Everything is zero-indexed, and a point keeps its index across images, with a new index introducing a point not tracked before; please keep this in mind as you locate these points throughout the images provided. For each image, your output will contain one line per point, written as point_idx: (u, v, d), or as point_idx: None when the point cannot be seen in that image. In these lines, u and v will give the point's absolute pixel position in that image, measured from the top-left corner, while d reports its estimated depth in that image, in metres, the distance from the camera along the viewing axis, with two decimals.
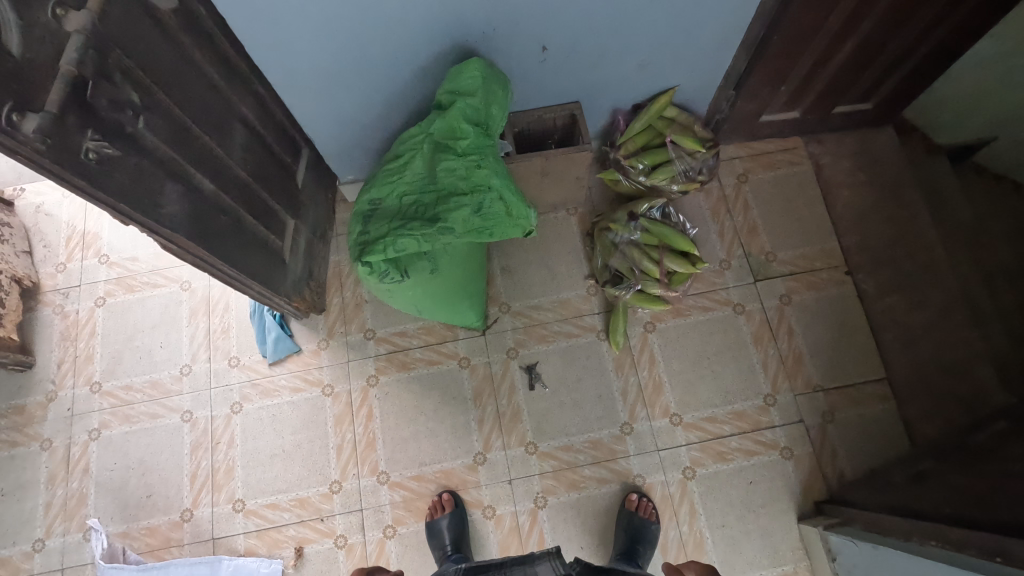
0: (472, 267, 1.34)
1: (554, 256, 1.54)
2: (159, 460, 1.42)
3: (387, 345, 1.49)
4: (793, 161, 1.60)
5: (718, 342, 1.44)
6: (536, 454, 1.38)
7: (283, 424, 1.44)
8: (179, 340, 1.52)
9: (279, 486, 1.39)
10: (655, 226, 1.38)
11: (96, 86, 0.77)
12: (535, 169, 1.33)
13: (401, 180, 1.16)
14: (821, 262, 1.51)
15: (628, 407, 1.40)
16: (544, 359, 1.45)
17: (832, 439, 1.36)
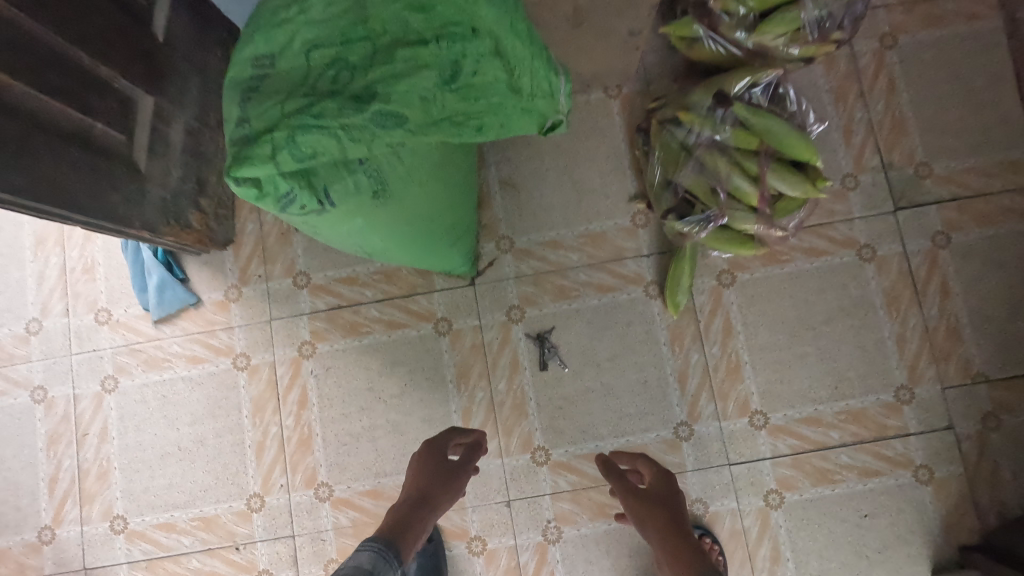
0: (455, 189, 0.82)
1: (583, 164, 0.99)
2: (3, 458, 0.99)
3: (329, 298, 0.99)
4: (974, 12, 0.99)
5: (831, 305, 0.94)
6: (548, 465, 0.94)
7: (178, 411, 0.98)
8: (20, 282, 1.03)
9: (175, 500, 0.96)
10: (757, 119, 0.83)
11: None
12: (563, 8, 0.75)
13: (307, 18, 0.60)
14: (1003, 181, 0.96)
15: (687, 401, 0.94)
16: (563, 324, 0.96)
17: (992, 456, 0.91)
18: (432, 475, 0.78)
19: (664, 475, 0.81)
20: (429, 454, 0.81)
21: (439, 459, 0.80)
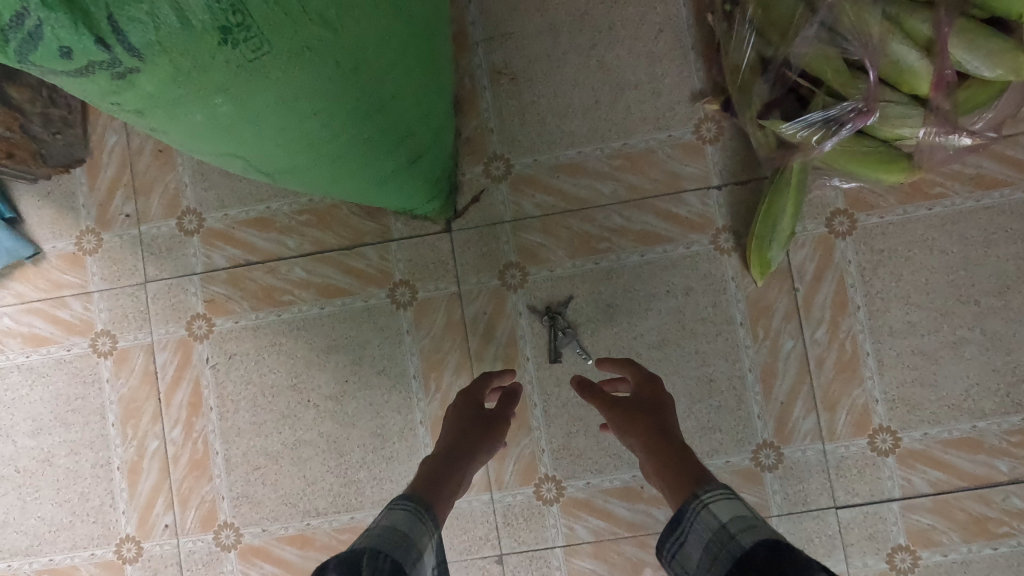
0: (417, 61, 0.46)
1: (619, 44, 0.64)
2: None
3: (231, 249, 0.66)
4: None
5: (1006, 267, 0.60)
6: (559, 503, 0.62)
7: (15, 415, 0.67)
8: None
9: (14, 543, 0.66)
10: None
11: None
12: None
13: None
14: None
15: (773, 411, 0.61)
16: (584, 292, 0.63)
17: None
18: (465, 422, 0.51)
19: (638, 368, 0.54)
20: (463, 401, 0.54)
21: (477, 405, 0.53)
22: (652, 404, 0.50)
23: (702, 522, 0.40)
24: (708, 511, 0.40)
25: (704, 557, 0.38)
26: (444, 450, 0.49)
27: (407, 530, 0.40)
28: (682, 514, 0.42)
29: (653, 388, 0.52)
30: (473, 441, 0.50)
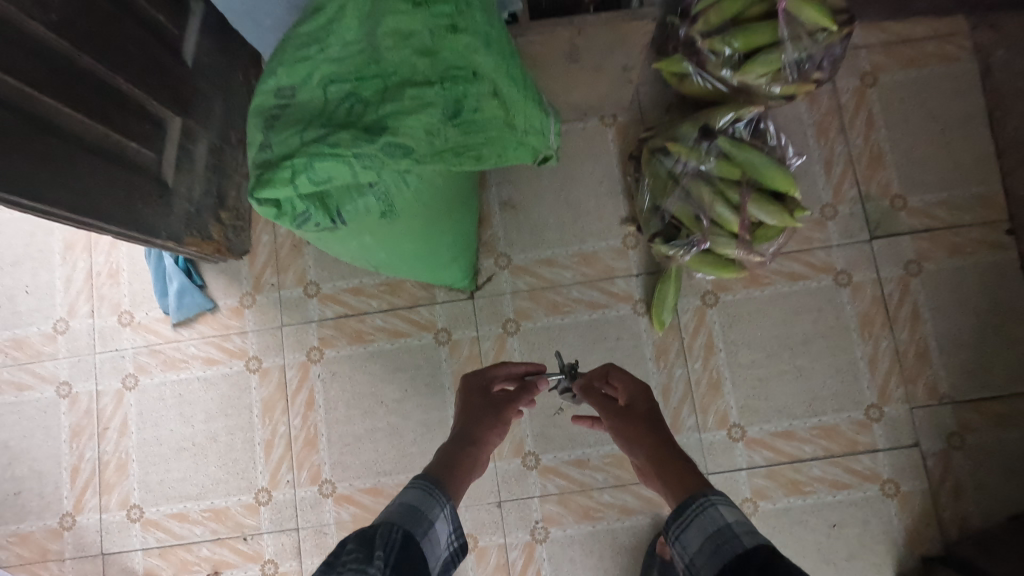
0: (454, 204, 0.87)
1: (577, 187, 1.06)
2: (29, 448, 1.06)
3: (336, 306, 1.06)
4: (948, 55, 1.05)
5: (808, 327, 1.00)
6: (537, 469, 0.99)
7: (193, 409, 1.05)
8: (51, 285, 1.10)
9: (187, 492, 1.03)
10: (739, 151, 0.89)
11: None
12: (557, 46, 0.81)
13: (322, 53, 0.66)
14: (970, 215, 1.02)
15: (670, 413, 1.00)
16: (555, 336, 1.03)
17: (958, 473, 0.96)
18: (481, 410, 0.76)
19: (635, 386, 0.74)
20: (468, 387, 0.79)
21: (484, 394, 0.78)
22: (651, 421, 0.69)
23: (709, 515, 0.56)
24: (713, 511, 0.56)
25: (705, 541, 0.55)
26: (461, 432, 0.74)
27: (419, 507, 0.61)
28: (692, 505, 0.58)
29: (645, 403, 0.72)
30: (477, 427, 0.74)
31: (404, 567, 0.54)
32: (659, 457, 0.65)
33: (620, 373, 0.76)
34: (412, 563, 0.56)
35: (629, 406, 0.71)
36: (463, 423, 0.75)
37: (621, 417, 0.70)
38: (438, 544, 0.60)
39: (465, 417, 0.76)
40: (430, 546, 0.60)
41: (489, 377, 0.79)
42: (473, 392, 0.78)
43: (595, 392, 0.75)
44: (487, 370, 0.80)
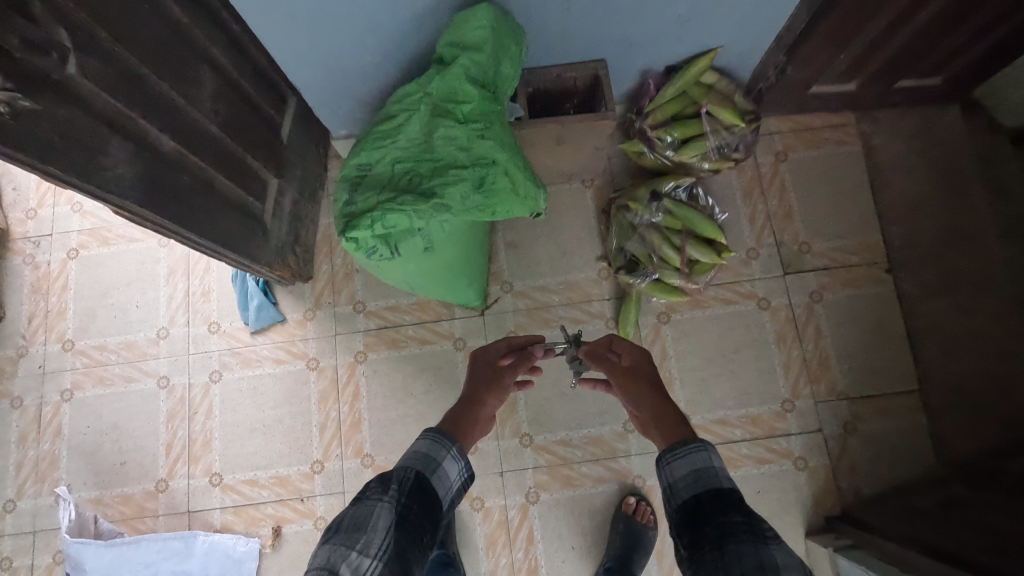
0: (472, 242, 1.20)
1: (564, 231, 1.39)
2: (134, 427, 1.35)
3: (378, 320, 1.38)
4: (840, 140, 1.41)
5: (738, 340, 1.32)
6: (531, 446, 1.29)
7: (264, 398, 1.35)
8: (155, 300, 1.42)
9: (258, 462, 1.32)
10: (679, 209, 1.24)
11: (2, 19, 0.60)
12: (548, 135, 1.16)
13: (395, 145, 1.01)
14: (859, 257, 1.35)
15: None
16: (546, 345, 1.34)
17: (852, 452, 1.26)
18: (488, 377, 0.96)
19: (636, 353, 0.90)
20: (478, 361, 0.99)
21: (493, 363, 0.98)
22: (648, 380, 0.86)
23: (700, 455, 0.67)
24: (705, 454, 0.67)
25: (693, 472, 0.66)
26: (468, 394, 0.93)
27: (429, 450, 0.78)
28: (687, 445, 0.69)
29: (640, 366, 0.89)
30: (480, 391, 0.93)
31: (416, 495, 0.73)
32: (657, 408, 0.81)
33: (621, 342, 0.93)
34: (424, 492, 0.74)
35: (628, 368, 0.89)
36: (473, 387, 0.94)
37: (624, 376, 0.87)
38: (447, 477, 0.78)
39: (473, 383, 0.95)
40: (440, 478, 0.78)
41: (494, 352, 1.00)
42: (479, 365, 0.98)
43: (602, 357, 0.92)
44: (490, 347, 1.00)
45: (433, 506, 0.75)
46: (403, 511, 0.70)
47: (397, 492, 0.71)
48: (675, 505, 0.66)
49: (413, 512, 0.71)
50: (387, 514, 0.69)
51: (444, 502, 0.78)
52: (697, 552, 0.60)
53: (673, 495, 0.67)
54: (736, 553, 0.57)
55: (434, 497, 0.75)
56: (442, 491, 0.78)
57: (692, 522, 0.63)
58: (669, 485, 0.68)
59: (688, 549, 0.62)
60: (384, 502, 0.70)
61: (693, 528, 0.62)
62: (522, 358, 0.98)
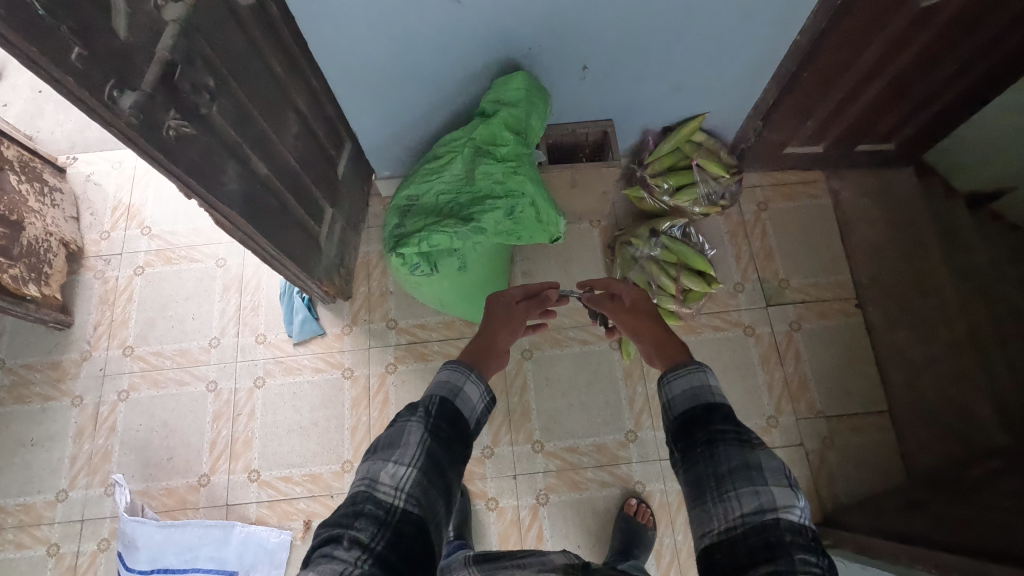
0: (497, 264, 1.39)
1: (574, 263, 1.59)
2: (182, 426, 1.49)
3: (408, 336, 1.55)
4: (812, 193, 1.64)
5: (727, 361, 1.49)
6: (542, 452, 1.43)
7: (303, 402, 1.50)
8: (210, 313, 1.60)
9: (294, 461, 1.45)
10: (674, 245, 1.45)
11: (192, 73, 0.83)
12: (565, 179, 1.38)
13: (439, 179, 1.23)
14: (832, 293, 1.55)
15: (634, 416, 1.46)
16: (557, 361, 1.50)
17: (830, 464, 1.41)
18: (503, 314, 1.06)
19: (637, 294, 1.07)
20: (494, 302, 1.09)
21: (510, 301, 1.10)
22: (650, 316, 1.02)
23: (697, 376, 0.79)
24: (701, 375, 0.79)
25: (690, 389, 0.78)
26: (485, 330, 1.03)
27: (450, 378, 0.85)
28: (686, 366, 0.81)
29: (642, 307, 1.04)
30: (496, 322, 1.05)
31: (443, 416, 0.81)
32: (659, 338, 0.96)
33: (625, 286, 1.09)
34: (448, 413, 0.81)
35: (634, 305, 1.05)
36: (490, 323, 1.05)
37: (630, 313, 1.03)
38: (470, 400, 0.85)
39: (490, 321, 1.05)
40: (464, 401, 0.85)
41: (509, 297, 1.10)
42: (495, 304, 1.08)
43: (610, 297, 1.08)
44: (506, 293, 1.11)
45: (459, 424, 0.82)
46: (432, 428, 0.78)
47: (425, 412, 0.79)
48: (672, 417, 0.78)
49: (441, 429, 0.79)
50: (417, 432, 0.77)
51: (470, 421, 0.85)
52: (690, 454, 0.72)
53: (671, 408, 0.79)
54: (724, 454, 0.69)
55: (459, 416, 0.82)
56: (468, 411, 0.85)
57: (685, 430, 0.75)
58: (668, 401, 0.80)
59: (682, 452, 0.74)
60: (413, 420, 0.78)
61: (686, 434, 0.74)
62: (534, 302, 1.11)
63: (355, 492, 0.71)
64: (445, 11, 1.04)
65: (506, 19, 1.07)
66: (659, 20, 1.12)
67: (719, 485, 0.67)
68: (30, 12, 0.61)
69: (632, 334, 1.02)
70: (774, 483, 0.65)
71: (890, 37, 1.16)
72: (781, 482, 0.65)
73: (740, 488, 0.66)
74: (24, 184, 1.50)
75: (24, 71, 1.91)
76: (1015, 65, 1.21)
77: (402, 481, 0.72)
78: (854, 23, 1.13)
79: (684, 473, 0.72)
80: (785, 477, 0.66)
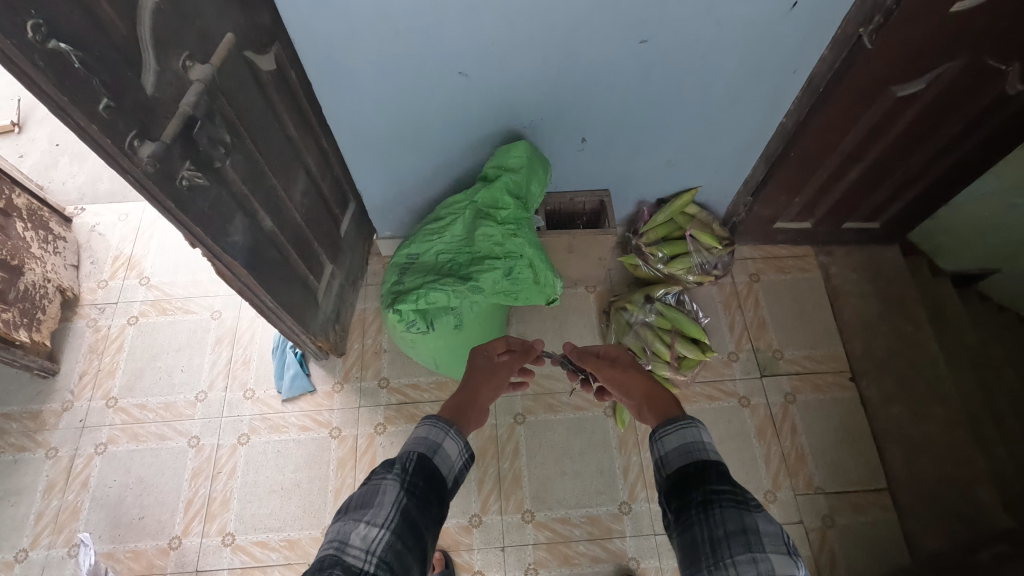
0: (493, 325, 1.40)
1: (569, 327, 1.59)
2: (158, 483, 1.43)
3: (399, 396, 1.52)
4: (802, 267, 1.68)
5: (723, 432, 1.47)
6: (532, 523, 1.37)
7: (287, 462, 1.45)
8: (200, 366, 1.58)
9: (272, 524, 1.39)
10: (669, 311, 1.47)
11: (211, 129, 0.88)
12: (562, 244, 1.41)
13: (440, 239, 1.26)
14: (826, 365, 1.55)
15: (628, 486, 1.41)
16: (550, 427, 1.48)
17: (831, 544, 1.35)
18: (485, 368, 1.05)
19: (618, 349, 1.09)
20: (478, 354, 1.08)
21: (494, 356, 1.09)
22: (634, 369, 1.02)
23: (691, 431, 0.78)
24: (695, 430, 0.78)
25: (683, 444, 0.77)
26: (468, 384, 1.01)
27: (429, 434, 0.82)
28: (679, 421, 0.80)
29: (624, 361, 1.05)
30: (480, 378, 1.03)
31: (421, 474, 0.77)
32: (648, 388, 0.96)
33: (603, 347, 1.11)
34: (426, 471, 0.77)
35: (618, 360, 1.05)
36: (473, 376, 1.03)
37: (615, 368, 1.03)
38: (449, 457, 0.82)
39: (473, 374, 1.04)
40: (443, 458, 0.82)
41: (492, 349, 1.10)
42: (478, 357, 1.08)
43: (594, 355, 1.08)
44: (489, 344, 1.11)
45: (436, 483, 0.78)
46: (408, 487, 0.74)
47: (401, 470, 0.75)
48: (665, 474, 0.77)
49: (418, 488, 0.75)
50: (393, 491, 0.73)
51: (448, 480, 0.81)
52: (684, 517, 0.70)
53: (665, 465, 0.78)
54: (719, 517, 0.66)
55: (436, 475, 0.79)
56: (446, 470, 0.81)
57: (679, 490, 0.73)
58: (660, 457, 0.79)
59: (675, 513, 0.72)
60: (389, 479, 0.74)
61: (680, 493, 0.72)
62: (519, 356, 1.10)
63: (322, 557, 0.65)
64: (454, 83, 1.11)
65: (511, 92, 1.14)
66: (654, 98, 1.20)
67: (715, 551, 0.64)
68: (66, 64, 0.65)
69: (620, 388, 1.01)
70: (772, 550, 0.63)
71: (870, 122, 1.24)
72: (780, 550, 0.63)
73: (737, 555, 0.63)
74: (29, 231, 1.52)
75: (45, 125, 1.98)
76: (988, 151, 1.29)
77: (374, 544, 0.66)
78: (836, 109, 1.20)
79: (678, 537, 0.69)
80: (782, 544, 0.64)
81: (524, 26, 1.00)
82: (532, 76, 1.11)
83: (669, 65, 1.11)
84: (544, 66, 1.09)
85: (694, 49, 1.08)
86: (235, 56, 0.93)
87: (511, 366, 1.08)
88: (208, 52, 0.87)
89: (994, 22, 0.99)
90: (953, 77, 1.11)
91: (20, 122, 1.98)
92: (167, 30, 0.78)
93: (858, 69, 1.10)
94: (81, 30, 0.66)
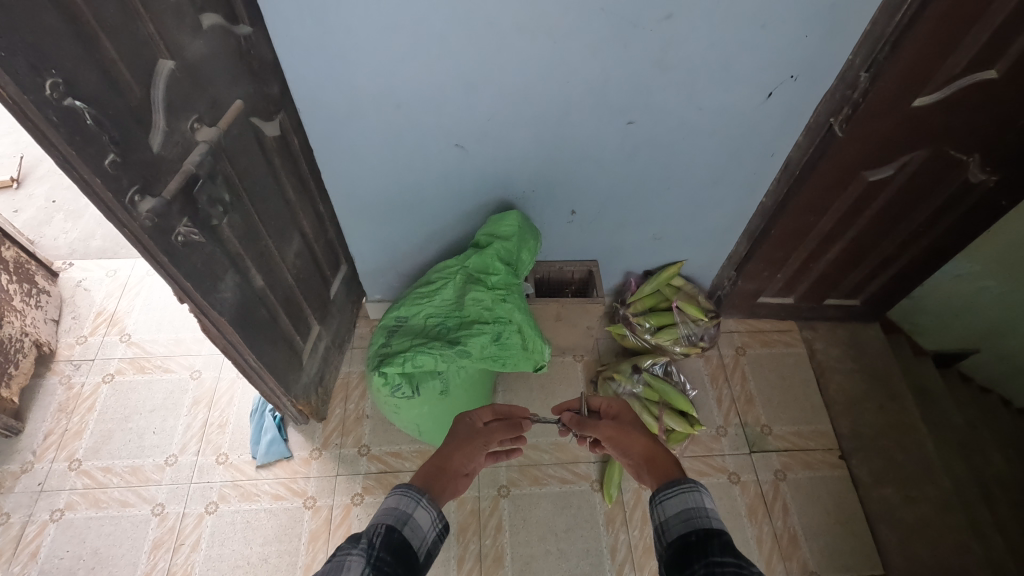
0: (479, 391, 1.38)
1: (556, 397, 1.57)
2: (114, 555, 1.34)
3: (379, 464, 1.47)
4: (787, 341, 1.70)
5: None
6: None
7: (256, 534, 1.37)
8: (173, 428, 1.52)
9: None
10: (656, 382, 1.48)
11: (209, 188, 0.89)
12: (551, 312, 1.43)
13: (430, 303, 1.27)
14: (815, 442, 1.53)
15: (616, 567, 1.34)
16: (535, 502, 1.42)
17: None
18: (464, 436, 1.03)
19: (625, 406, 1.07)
20: (459, 423, 1.07)
21: (475, 423, 1.07)
22: (636, 429, 1.00)
23: (693, 496, 0.76)
24: (697, 496, 0.76)
25: (685, 510, 0.75)
26: (443, 451, 0.99)
27: (398, 504, 0.79)
28: (683, 483, 0.78)
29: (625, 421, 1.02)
30: (453, 445, 1.00)
31: (389, 548, 0.72)
32: (649, 451, 0.93)
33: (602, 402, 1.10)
34: (394, 544, 0.73)
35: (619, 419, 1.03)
36: (449, 444, 1.01)
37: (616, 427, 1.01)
38: (420, 527, 0.78)
39: (451, 443, 1.01)
40: (413, 529, 0.78)
41: (477, 417, 1.08)
42: (460, 426, 1.06)
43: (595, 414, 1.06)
44: (473, 413, 1.09)
45: (405, 558, 0.73)
46: (375, 563, 0.69)
47: (368, 544, 0.71)
48: (666, 542, 0.74)
49: (385, 564, 0.70)
50: (358, 567, 0.67)
51: (419, 554, 0.77)
52: None
53: (666, 532, 0.75)
54: None
55: (406, 549, 0.74)
56: (417, 543, 0.77)
57: (681, 561, 0.69)
58: (661, 524, 0.77)
59: None
60: (355, 554, 0.69)
61: (682, 563, 0.69)
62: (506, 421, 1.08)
63: None
64: (451, 154, 1.16)
65: (505, 164, 1.19)
66: (641, 174, 1.25)
67: None
68: (80, 120, 0.68)
69: (619, 448, 0.99)
70: None
71: (845, 204, 1.30)
72: None
73: None
74: (13, 283, 1.50)
75: (45, 182, 2.01)
76: (957, 236, 1.36)
77: None
78: (812, 191, 1.26)
79: None
80: None
81: (519, 105, 1.06)
82: (525, 150, 1.16)
83: (653, 145, 1.18)
84: (538, 142, 1.14)
85: (677, 131, 1.15)
86: (242, 121, 0.97)
87: (499, 430, 1.05)
88: (217, 116, 0.91)
89: (951, 116, 1.08)
90: (919, 164, 1.19)
91: (19, 178, 2.01)
92: (179, 94, 0.82)
93: (830, 156, 1.17)
94: (98, 91, 0.69)
